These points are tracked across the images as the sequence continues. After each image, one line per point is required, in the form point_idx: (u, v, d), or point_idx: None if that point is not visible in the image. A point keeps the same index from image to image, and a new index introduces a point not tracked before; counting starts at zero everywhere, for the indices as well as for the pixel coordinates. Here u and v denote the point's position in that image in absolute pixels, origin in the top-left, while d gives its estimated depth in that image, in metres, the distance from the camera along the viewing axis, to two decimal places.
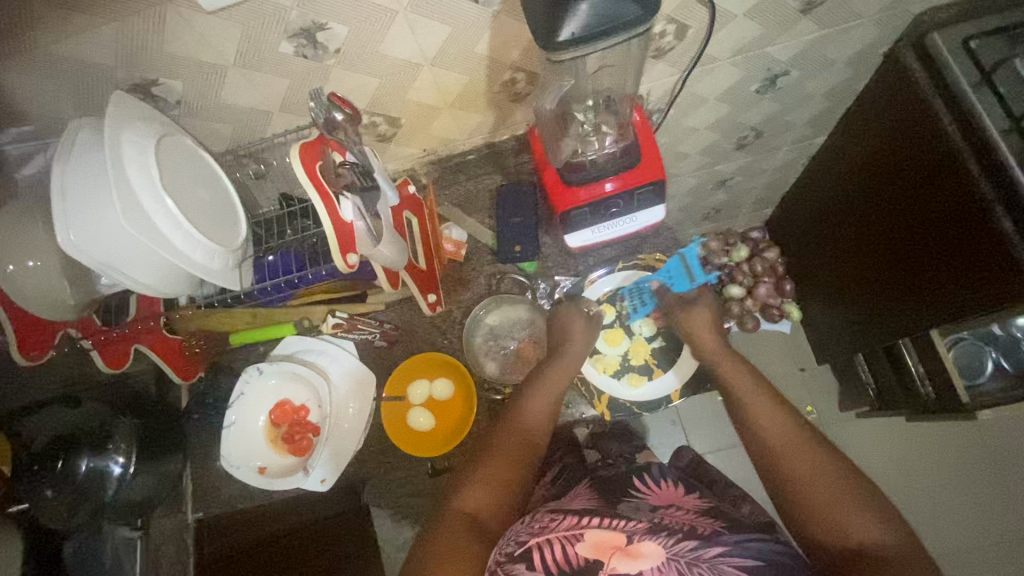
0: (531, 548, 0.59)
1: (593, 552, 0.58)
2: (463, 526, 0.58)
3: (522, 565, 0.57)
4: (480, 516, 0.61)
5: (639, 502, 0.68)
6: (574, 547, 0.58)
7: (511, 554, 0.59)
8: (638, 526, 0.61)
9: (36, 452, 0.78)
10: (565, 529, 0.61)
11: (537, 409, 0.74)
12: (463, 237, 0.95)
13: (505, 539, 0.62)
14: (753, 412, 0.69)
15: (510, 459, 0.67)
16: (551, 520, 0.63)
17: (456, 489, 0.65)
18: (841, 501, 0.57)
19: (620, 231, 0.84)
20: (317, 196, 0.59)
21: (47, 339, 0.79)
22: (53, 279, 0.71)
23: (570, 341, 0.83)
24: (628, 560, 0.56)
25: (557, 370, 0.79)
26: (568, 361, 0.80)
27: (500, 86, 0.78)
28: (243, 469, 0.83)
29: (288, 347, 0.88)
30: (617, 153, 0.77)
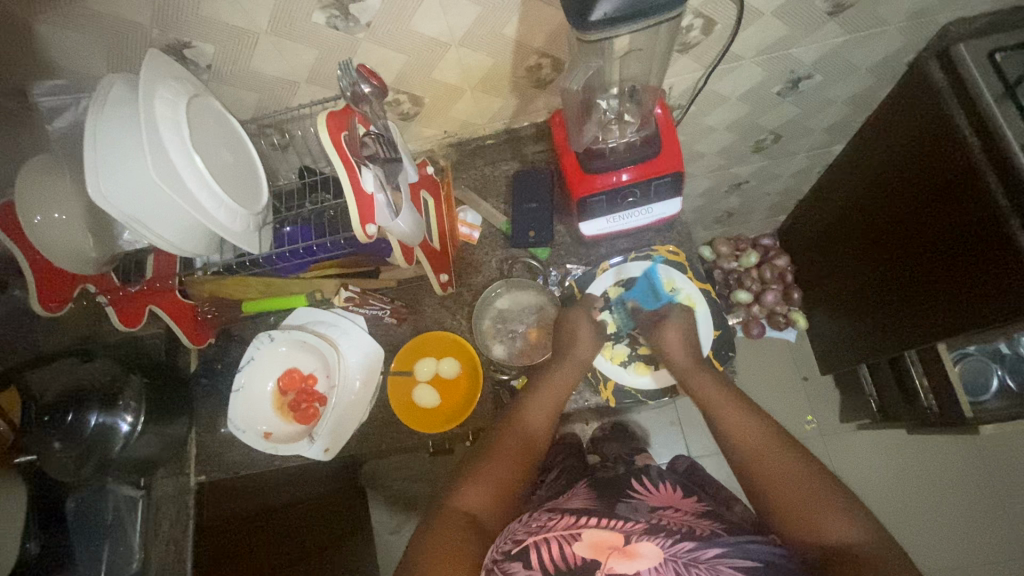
0: (527, 547, 0.59)
1: (590, 552, 0.58)
2: (460, 527, 0.60)
3: (519, 563, 0.58)
4: (477, 516, 0.63)
5: (637, 503, 0.68)
6: (571, 546, 0.59)
7: (508, 552, 0.60)
8: (636, 526, 0.62)
9: (46, 404, 0.79)
10: (562, 528, 0.61)
11: (536, 411, 0.75)
12: (478, 221, 0.96)
13: (502, 537, 0.62)
14: (739, 426, 0.68)
15: (512, 458, 0.68)
16: (549, 519, 0.64)
17: (456, 485, 0.66)
18: (830, 507, 0.58)
19: (636, 223, 0.83)
20: (340, 163, 0.60)
21: (65, 292, 0.78)
22: (77, 232, 0.72)
23: (575, 344, 0.81)
24: (626, 560, 0.56)
25: (557, 372, 0.79)
26: (570, 364, 0.80)
27: (524, 70, 0.79)
28: (248, 432, 0.82)
29: (299, 318, 0.90)
30: (636, 143, 0.77)
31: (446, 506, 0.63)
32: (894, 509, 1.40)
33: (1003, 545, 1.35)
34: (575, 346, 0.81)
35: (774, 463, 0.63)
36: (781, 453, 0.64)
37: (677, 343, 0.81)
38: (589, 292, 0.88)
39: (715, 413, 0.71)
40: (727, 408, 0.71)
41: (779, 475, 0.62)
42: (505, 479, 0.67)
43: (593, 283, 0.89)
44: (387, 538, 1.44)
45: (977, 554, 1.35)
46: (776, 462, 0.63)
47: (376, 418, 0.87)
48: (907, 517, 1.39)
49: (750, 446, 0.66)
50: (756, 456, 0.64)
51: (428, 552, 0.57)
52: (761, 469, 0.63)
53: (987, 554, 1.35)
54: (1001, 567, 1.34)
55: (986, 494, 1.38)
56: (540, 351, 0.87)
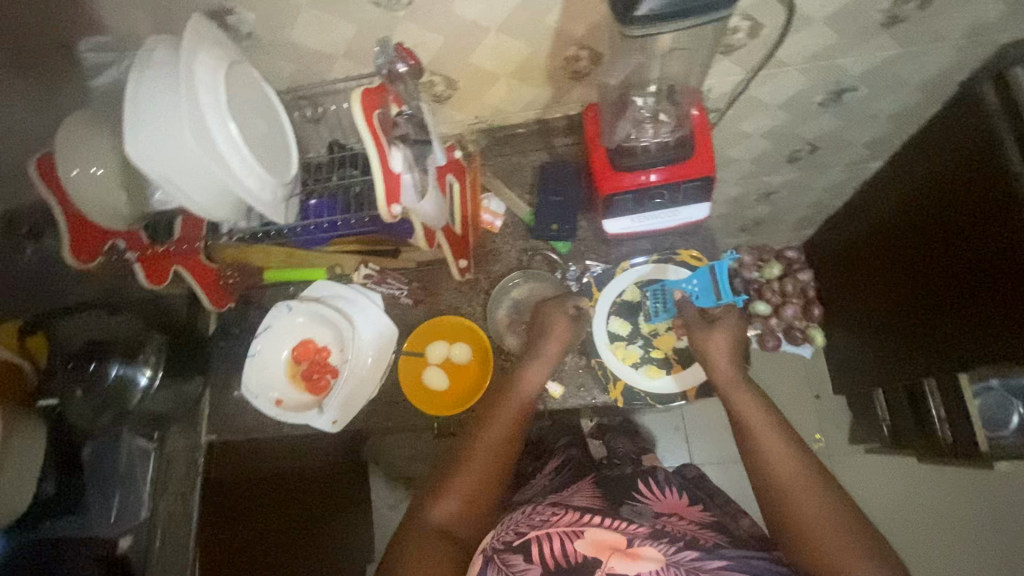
0: (530, 539, 0.59)
1: (592, 550, 0.57)
2: (435, 541, 0.59)
3: (519, 555, 0.57)
4: (451, 531, 0.61)
5: (642, 507, 0.69)
6: (573, 543, 0.58)
7: (508, 543, 0.59)
8: (639, 530, 0.61)
9: (70, 352, 0.82)
10: (565, 523, 0.61)
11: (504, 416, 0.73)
12: (501, 209, 0.95)
13: (504, 527, 0.62)
14: (770, 447, 0.65)
15: (487, 466, 0.67)
16: (552, 514, 0.63)
17: (429, 496, 0.65)
18: (847, 543, 0.56)
19: (660, 225, 0.82)
20: (371, 141, 0.61)
21: (96, 246, 0.79)
22: (113, 187, 0.71)
23: (547, 344, 0.81)
24: (628, 561, 0.56)
25: (525, 374, 0.78)
26: (538, 364, 0.80)
27: (562, 61, 0.78)
28: (261, 398, 0.83)
29: (318, 291, 0.91)
30: (669, 144, 0.75)
31: (418, 518, 0.62)
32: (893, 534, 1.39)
33: None
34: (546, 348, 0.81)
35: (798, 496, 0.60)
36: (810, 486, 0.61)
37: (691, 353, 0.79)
38: (605, 291, 0.89)
39: (741, 428, 0.69)
40: (760, 428, 0.68)
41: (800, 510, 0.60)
42: (479, 485, 0.65)
43: (611, 281, 0.89)
44: (385, 512, 1.48)
45: None
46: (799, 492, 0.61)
47: (386, 396, 0.89)
48: (907, 546, 1.37)
49: (782, 471, 0.63)
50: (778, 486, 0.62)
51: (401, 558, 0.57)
52: (783, 499, 0.61)
53: None
54: None
55: None
56: (552, 344, 0.87)
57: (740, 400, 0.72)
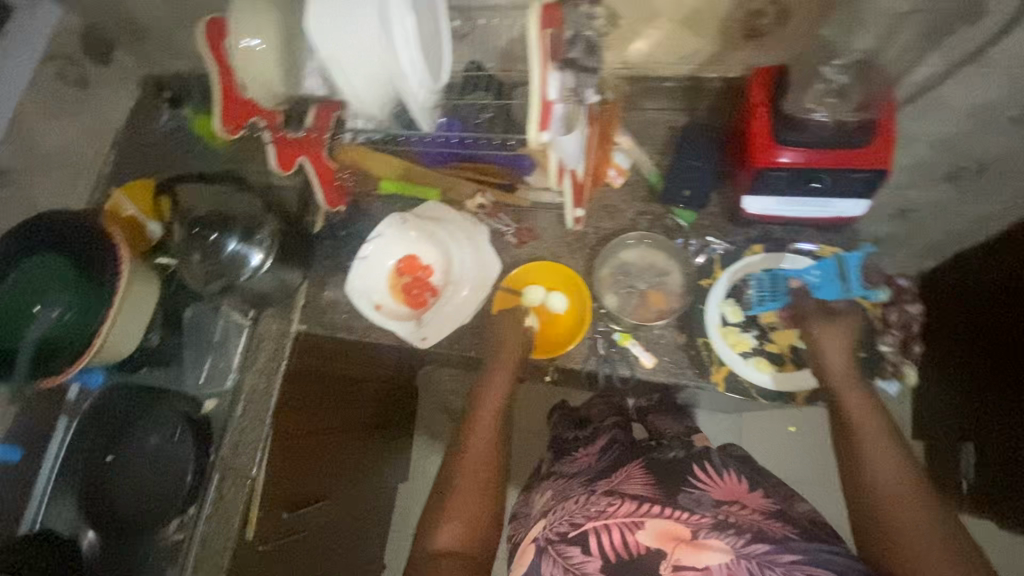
0: (586, 532, 0.63)
1: (655, 541, 0.61)
2: (445, 564, 0.66)
3: (577, 547, 0.62)
4: (462, 551, 0.68)
5: (700, 495, 0.69)
6: (635, 535, 0.62)
7: (564, 534, 0.64)
8: (703, 520, 0.63)
9: (193, 219, 0.88)
10: (623, 514, 0.64)
11: (477, 436, 0.77)
12: (626, 164, 0.90)
13: (558, 517, 0.67)
14: (879, 455, 0.67)
15: (479, 487, 0.73)
16: (608, 504, 0.66)
17: (436, 520, 0.71)
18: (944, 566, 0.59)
19: (805, 212, 0.77)
20: (535, 65, 0.58)
21: (242, 120, 0.79)
22: (270, 63, 0.71)
23: (497, 351, 0.81)
24: (693, 552, 0.59)
25: (494, 379, 0.79)
26: (504, 367, 0.79)
27: (743, 10, 0.72)
28: (361, 301, 0.84)
29: (425, 210, 0.91)
30: (845, 128, 0.68)
31: (428, 550, 0.68)
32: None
33: None
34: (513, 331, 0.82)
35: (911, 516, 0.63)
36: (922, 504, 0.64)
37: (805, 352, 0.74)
38: (728, 272, 0.83)
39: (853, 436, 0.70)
40: (871, 439, 0.68)
41: (906, 529, 0.62)
42: (477, 510, 0.72)
43: (735, 262, 0.84)
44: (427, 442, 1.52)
45: None
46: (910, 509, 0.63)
47: (474, 327, 0.88)
48: None
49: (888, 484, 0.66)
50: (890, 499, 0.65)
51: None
52: (890, 516, 0.64)
53: None
54: None
55: None
56: (652, 314, 0.83)
57: (858, 403, 0.71)
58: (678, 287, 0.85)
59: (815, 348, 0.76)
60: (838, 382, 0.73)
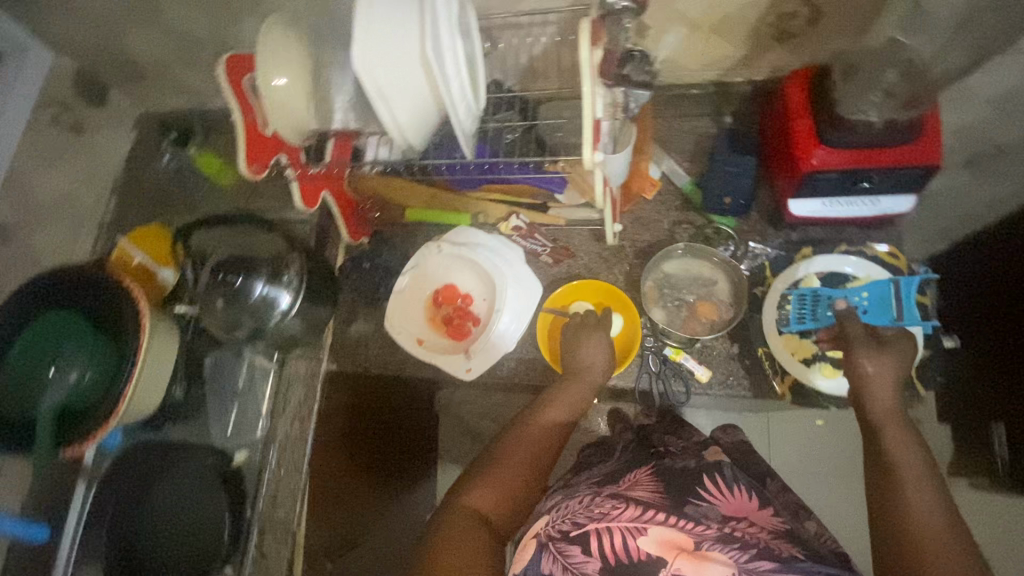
0: (586, 532, 0.56)
1: (656, 550, 0.54)
2: (469, 520, 0.55)
3: (577, 548, 0.55)
4: (488, 517, 0.57)
5: (708, 508, 0.61)
6: (635, 541, 0.54)
7: (565, 532, 0.57)
8: (708, 532, 0.57)
9: (214, 265, 0.84)
10: (626, 519, 0.57)
11: (546, 418, 0.68)
12: (658, 175, 0.88)
13: (560, 516, 0.60)
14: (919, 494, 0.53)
15: (532, 454, 0.64)
16: (613, 508, 0.59)
17: (468, 481, 0.61)
18: None
19: (852, 212, 0.75)
20: (587, 82, 0.55)
21: (269, 155, 0.74)
22: (298, 99, 0.66)
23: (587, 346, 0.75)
24: (695, 565, 0.52)
25: (572, 389, 0.71)
26: (588, 382, 0.73)
27: (774, 18, 0.71)
28: (402, 338, 0.80)
29: (458, 236, 0.85)
30: (895, 125, 0.65)
31: (456, 504, 0.58)
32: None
33: None
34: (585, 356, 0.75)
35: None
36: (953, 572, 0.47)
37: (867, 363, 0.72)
38: (779, 279, 0.82)
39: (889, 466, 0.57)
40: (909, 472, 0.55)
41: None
42: (520, 488, 0.61)
43: (785, 269, 0.82)
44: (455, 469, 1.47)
45: None
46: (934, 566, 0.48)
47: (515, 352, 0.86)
48: None
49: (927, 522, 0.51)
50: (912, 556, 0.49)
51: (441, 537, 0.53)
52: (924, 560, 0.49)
53: None
54: None
55: None
56: (703, 326, 0.82)
57: (899, 441, 0.59)
58: (730, 296, 0.83)
59: (863, 380, 0.65)
60: (883, 417, 0.62)
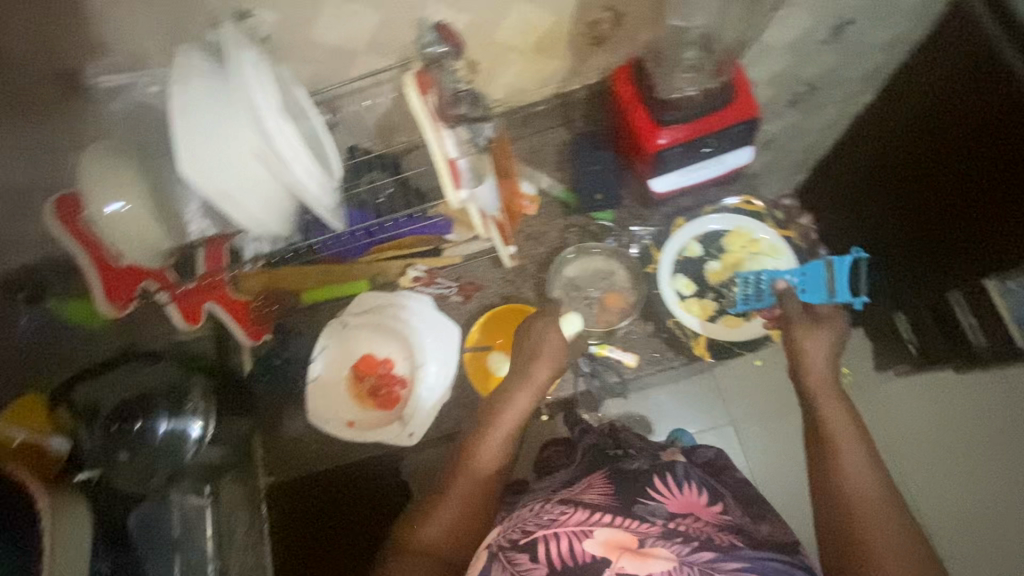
0: (536, 539, 0.59)
1: (602, 550, 0.57)
2: (415, 563, 0.61)
3: (526, 555, 0.58)
4: (442, 553, 0.63)
5: (655, 506, 0.65)
6: (582, 543, 0.58)
7: (513, 541, 0.60)
8: (651, 529, 0.61)
9: (105, 416, 0.74)
10: (573, 524, 0.60)
11: (489, 449, 0.72)
12: (533, 191, 0.92)
13: (511, 525, 0.63)
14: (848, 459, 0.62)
15: (472, 491, 0.69)
16: (561, 513, 0.62)
17: (417, 519, 0.68)
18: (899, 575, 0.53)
19: (705, 175, 0.82)
20: (429, 128, 0.58)
21: (131, 290, 0.71)
22: (144, 220, 0.62)
23: (533, 364, 0.74)
24: (639, 561, 0.56)
25: (517, 397, 0.74)
26: (527, 388, 0.74)
27: (583, 27, 0.77)
28: (332, 423, 0.80)
29: (362, 304, 0.85)
30: (711, 92, 0.74)
31: (408, 545, 0.65)
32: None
33: None
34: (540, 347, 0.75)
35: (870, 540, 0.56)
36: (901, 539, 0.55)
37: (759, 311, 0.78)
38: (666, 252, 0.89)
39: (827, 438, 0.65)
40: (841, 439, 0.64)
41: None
42: (466, 523, 0.66)
43: (668, 241, 0.89)
44: None
45: None
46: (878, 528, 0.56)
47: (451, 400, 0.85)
48: None
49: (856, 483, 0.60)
50: (857, 522, 0.58)
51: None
52: (858, 517, 0.58)
53: None
54: None
55: None
56: (617, 316, 0.86)
57: (831, 411, 0.68)
58: (628, 282, 0.88)
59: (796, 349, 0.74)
60: (819, 387, 0.71)
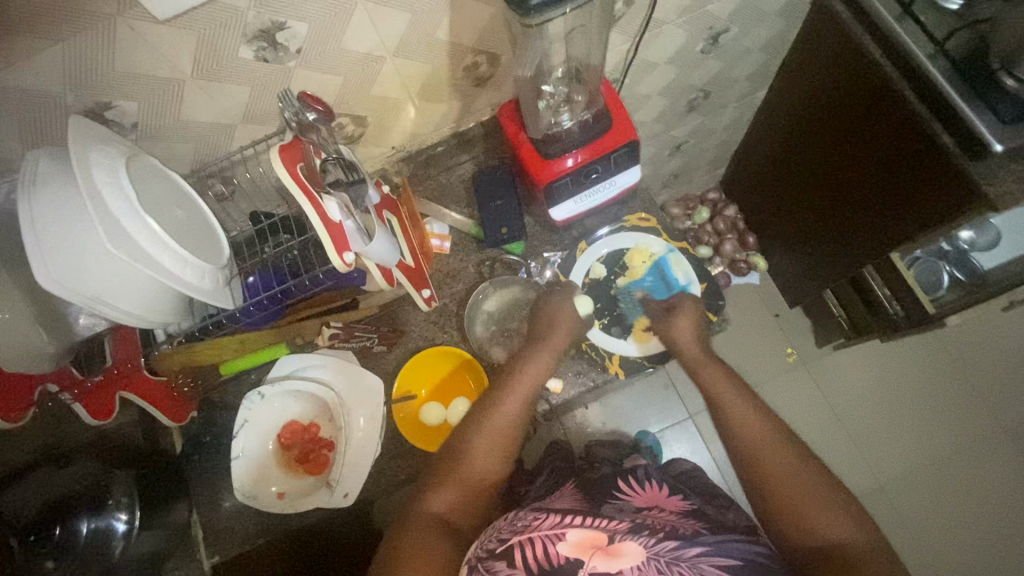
0: (511, 545, 0.57)
1: (573, 552, 0.56)
2: (433, 525, 0.62)
3: (503, 562, 0.56)
4: (448, 519, 0.64)
5: (623, 504, 0.66)
6: (554, 546, 0.56)
7: (492, 550, 0.58)
8: (619, 524, 0.59)
9: (25, 524, 0.70)
10: (547, 526, 0.59)
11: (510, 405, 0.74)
12: (445, 230, 0.94)
13: (487, 536, 0.61)
14: (752, 420, 0.69)
15: (494, 440, 0.71)
16: (534, 518, 0.61)
17: (429, 483, 0.68)
18: (824, 509, 0.59)
19: (601, 199, 0.85)
20: (303, 199, 0.58)
21: (24, 399, 0.73)
22: (23, 331, 0.66)
23: (550, 330, 0.82)
24: (608, 559, 0.55)
25: (537, 355, 0.79)
26: (546, 350, 0.80)
27: (462, 71, 0.79)
28: (261, 497, 0.80)
29: (283, 368, 0.86)
30: (587, 122, 0.79)
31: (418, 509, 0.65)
32: (855, 428, 1.48)
33: (985, 427, 1.46)
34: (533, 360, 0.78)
35: (820, 520, 0.59)
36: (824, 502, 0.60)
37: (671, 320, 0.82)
38: (573, 278, 0.91)
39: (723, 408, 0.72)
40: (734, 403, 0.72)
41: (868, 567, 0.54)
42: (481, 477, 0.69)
43: (575, 266, 0.92)
44: None
45: (964, 439, 1.45)
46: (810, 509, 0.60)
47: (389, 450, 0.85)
48: (897, 422, 1.48)
49: (761, 441, 0.67)
50: (801, 508, 0.60)
51: (405, 538, 0.60)
52: (773, 470, 0.64)
53: (975, 436, 1.45)
54: (989, 444, 1.45)
55: (958, 385, 1.49)
56: None
57: (722, 384, 0.75)
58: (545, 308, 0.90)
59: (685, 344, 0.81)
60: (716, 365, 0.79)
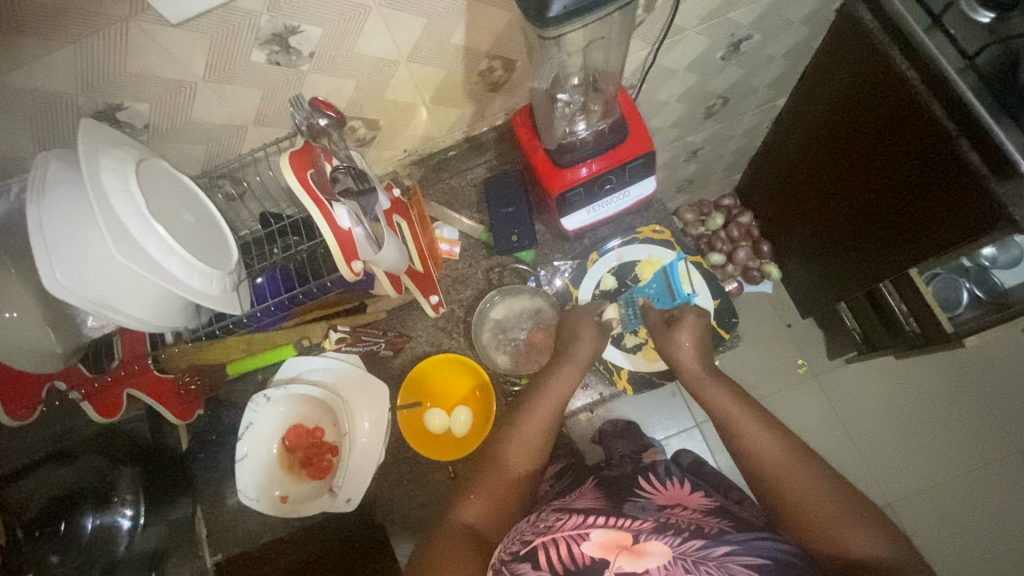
0: (536, 546, 0.57)
1: (599, 551, 0.55)
2: (461, 535, 0.60)
3: (528, 564, 0.55)
4: (478, 530, 0.62)
5: (644, 501, 0.65)
6: (580, 546, 0.55)
7: (516, 552, 0.57)
8: (643, 524, 0.59)
9: (32, 517, 0.73)
10: (569, 527, 0.58)
11: (537, 415, 0.72)
12: (455, 234, 0.93)
13: (510, 539, 0.60)
14: (759, 430, 0.67)
15: (523, 446, 0.70)
16: (556, 519, 0.61)
17: (456, 497, 0.66)
18: (848, 525, 0.57)
19: (614, 209, 0.84)
20: (313, 205, 0.58)
21: (33, 396, 0.75)
22: (36, 329, 0.69)
23: (579, 343, 0.80)
24: (634, 559, 0.53)
25: (561, 365, 0.78)
26: (570, 356, 0.79)
27: (477, 75, 0.77)
28: (264, 500, 0.79)
29: (289, 370, 0.84)
30: (604, 132, 0.77)
31: (449, 520, 0.63)
32: (865, 443, 1.46)
33: (999, 444, 1.43)
34: (557, 368, 0.77)
35: (847, 536, 0.56)
36: (849, 518, 0.57)
37: (681, 338, 0.80)
38: (582, 292, 0.90)
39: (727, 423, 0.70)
40: (744, 416, 0.69)
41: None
42: (508, 489, 0.67)
43: (585, 277, 0.91)
44: None
45: (978, 457, 1.43)
46: (832, 523, 0.57)
47: (394, 455, 0.85)
48: (908, 436, 1.45)
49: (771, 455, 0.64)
50: (822, 523, 0.58)
51: (439, 548, 0.59)
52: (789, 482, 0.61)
53: (989, 454, 1.43)
54: (1003, 462, 1.42)
55: (972, 402, 1.46)
56: (544, 354, 0.87)
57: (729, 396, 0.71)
58: (553, 318, 0.88)
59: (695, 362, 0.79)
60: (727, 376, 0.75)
